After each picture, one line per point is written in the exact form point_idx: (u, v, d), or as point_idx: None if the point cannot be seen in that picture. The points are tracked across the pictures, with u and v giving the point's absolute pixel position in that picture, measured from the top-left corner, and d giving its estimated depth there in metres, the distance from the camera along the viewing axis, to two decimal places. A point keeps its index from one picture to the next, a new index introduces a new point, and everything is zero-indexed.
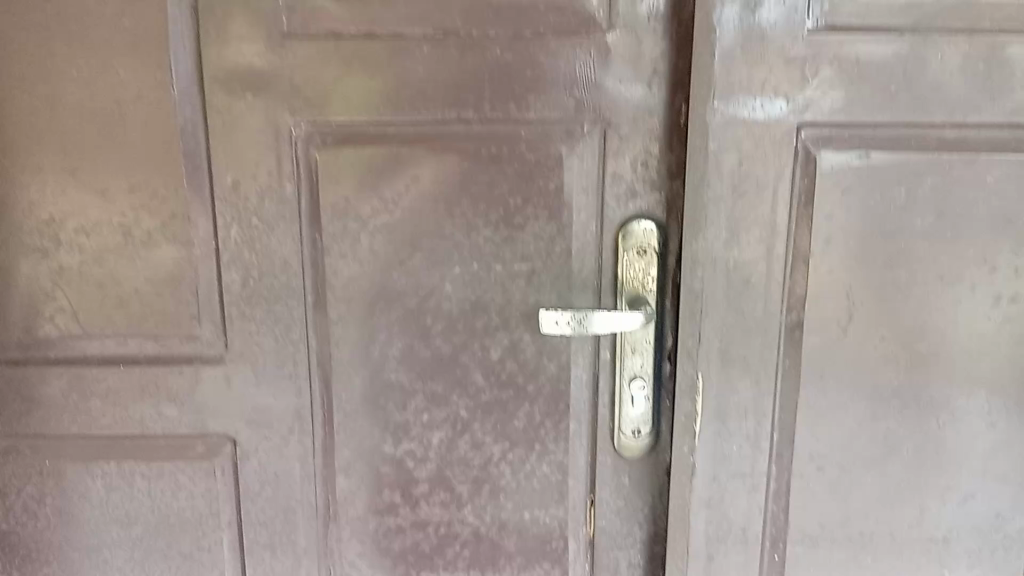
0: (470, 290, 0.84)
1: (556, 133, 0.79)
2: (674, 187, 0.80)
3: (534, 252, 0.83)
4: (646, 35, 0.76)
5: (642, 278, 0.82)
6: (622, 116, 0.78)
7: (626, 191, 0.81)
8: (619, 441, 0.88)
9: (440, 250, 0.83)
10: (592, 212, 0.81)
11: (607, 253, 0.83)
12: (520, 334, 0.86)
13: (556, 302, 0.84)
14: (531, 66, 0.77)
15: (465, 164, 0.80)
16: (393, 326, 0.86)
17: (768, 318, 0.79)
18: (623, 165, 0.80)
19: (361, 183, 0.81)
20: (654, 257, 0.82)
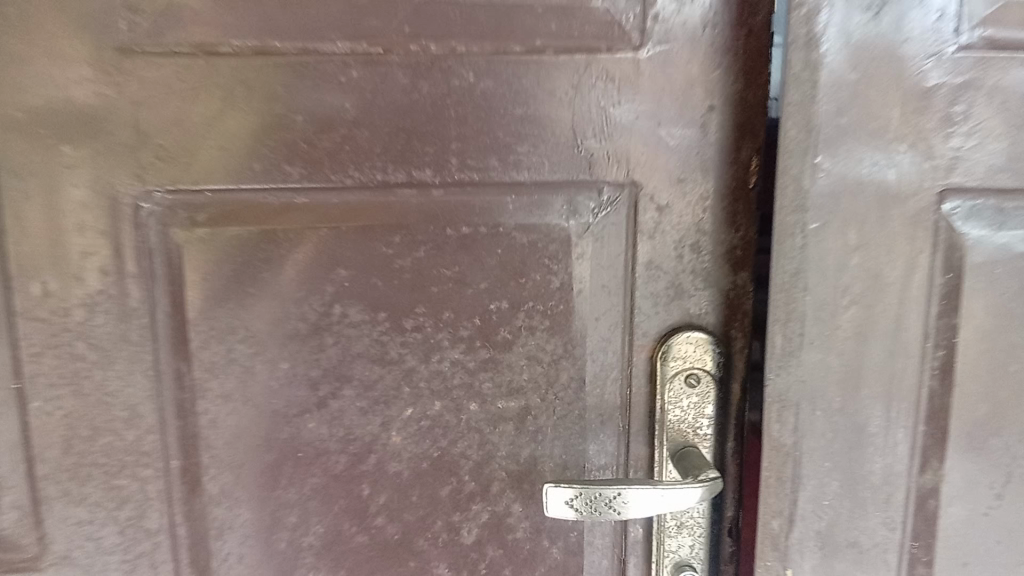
0: (428, 443, 0.55)
1: (560, 202, 0.51)
2: (739, 281, 0.53)
3: (527, 383, 0.54)
4: (699, 53, 0.49)
5: (693, 421, 0.54)
6: (661, 174, 0.51)
7: (668, 290, 0.53)
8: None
9: (382, 386, 0.54)
10: (614, 320, 0.53)
11: (639, 385, 0.54)
12: (506, 505, 0.57)
13: (561, 457, 0.56)
14: (521, 100, 0.50)
15: (419, 251, 0.52)
16: (309, 500, 0.56)
17: (889, 483, 0.52)
18: (662, 250, 0.52)
19: (256, 284, 0.52)
20: (711, 389, 0.53)
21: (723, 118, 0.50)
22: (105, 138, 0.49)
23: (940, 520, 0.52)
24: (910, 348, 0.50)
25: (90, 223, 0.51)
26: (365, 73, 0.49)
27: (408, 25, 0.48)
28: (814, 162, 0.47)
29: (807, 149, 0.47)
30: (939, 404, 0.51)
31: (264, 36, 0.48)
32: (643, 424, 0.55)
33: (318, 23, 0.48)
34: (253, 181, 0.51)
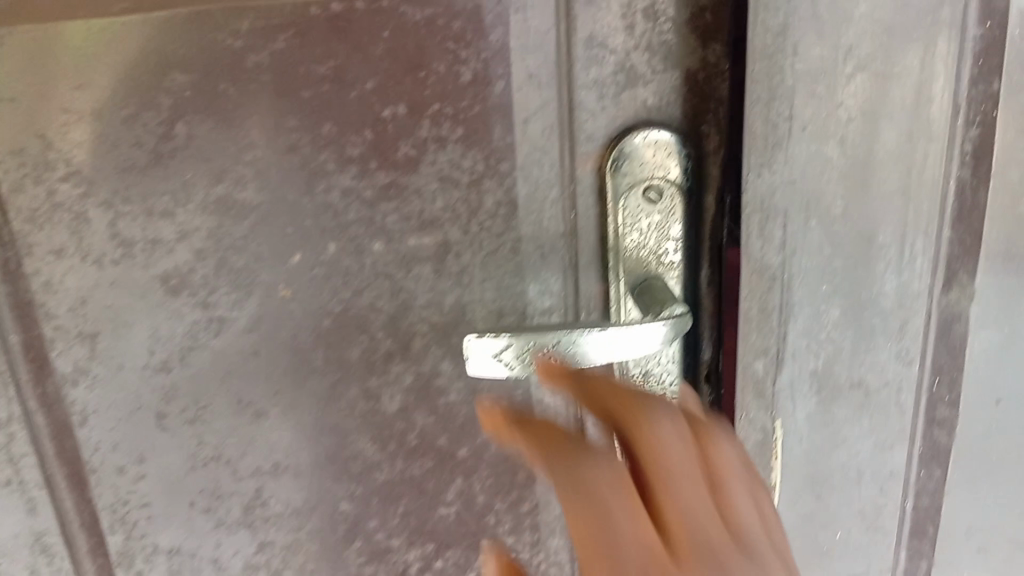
0: (328, 295, 0.44)
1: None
2: (711, 58, 0.40)
3: (444, 211, 0.42)
4: None
5: (656, 247, 0.42)
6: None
7: (617, 75, 0.40)
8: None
9: (258, 227, 0.42)
10: (550, 122, 0.41)
11: (586, 205, 0.42)
12: (433, 363, 0.46)
13: (496, 299, 0.44)
14: None
15: (280, 42, 0.38)
16: (190, 373, 0.45)
17: (904, 307, 0.41)
18: (607, 20, 0.39)
19: (71, 101, 0.39)
20: (677, 202, 0.41)
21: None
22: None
23: (967, 349, 0.42)
24: (933, 133, 0.37)
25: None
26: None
27: None
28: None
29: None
30: (969, 200, 0.39)
31: None
32: (595, 254, 0.43)
33: None
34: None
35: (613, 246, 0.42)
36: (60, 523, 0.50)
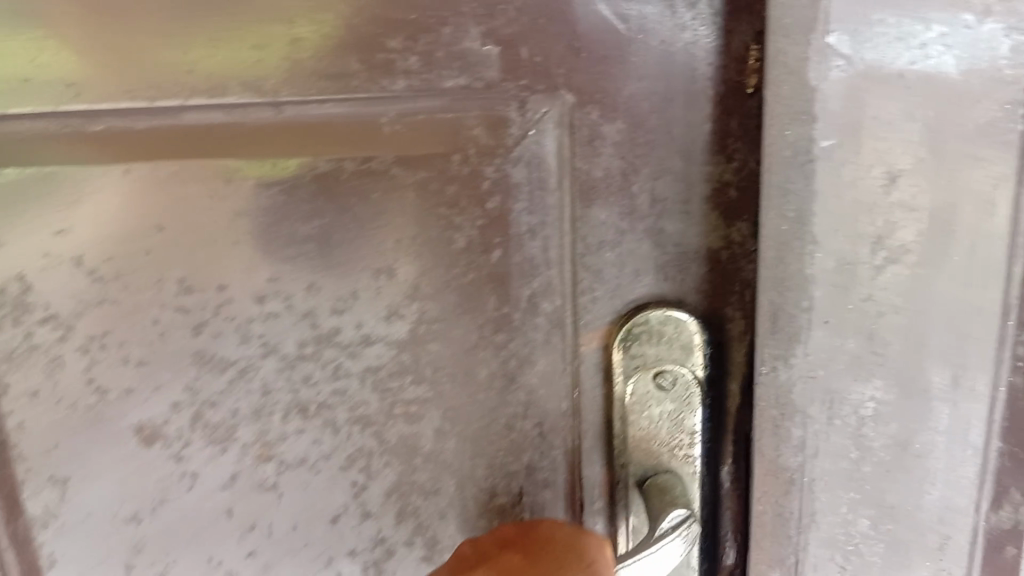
0: (309, 459, 0.40)
1: (465, 122, 0.35)
2: (737, 237, 0.36)
3: (434, 381, 0.39)
4: None
5: (670, 439, 0.38)
6: (616, 81, 0.34)
7: (623, 254, 0.36)
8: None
9: (236, 381, 0.39)
10: (554, 294, 0.37)
11: (591, 383, 0.38)
12: (421, 540, 0.42)
13: (490, 475, 0.40)
14: None
15: (262, 199, 0.36)
16: (163, 529, 0.42)
17: (948, 520, 0.34)
18: (617, 191, 0.35)
19: (49, 246, 0.37)
20: (693, 392, 0.37)
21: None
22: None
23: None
24: (984, 338, 0.31)
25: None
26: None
27: None
28: (820, 39, 0.29)
29: (814, 13, 0.29)
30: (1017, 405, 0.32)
31: None
32: (598, 436, 0.39)
33: None
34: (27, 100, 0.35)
35: (619, 434, 0.39)
36: None
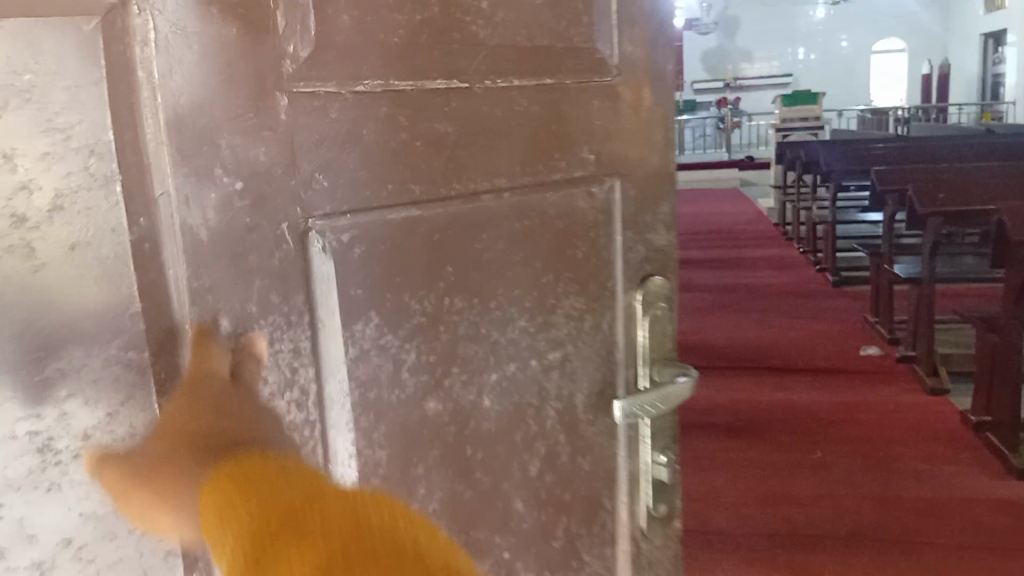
0: (507, 400, 0.79)
1: (579, 189, 0.80)
2: (672, 237, 0.87)
3: (565, 336, 0.82)
4: (649, 87, 0.82)
5: (663, 339, 0.86)
6: (636, 163, 0.83)
7: (644, 245, 0.85)
8: (643, 558, 0.90)
9: (476, 352, 0.77)
10: (617, 268, 0.84)
11: (620, 313, 0.85)
12: (557, 442, 0.84)
13: (591, 392, 0.85)
14: (556, 120, 0.78)
15: (500, 243, 0.77)
16: (430, 467, 0.76)
17: None
18: (637, 216, 0.84)
19: (384, 282, 0.72)
20: (668, 312, 0.87)
21: (664, 122, 0.84)
22: (286, 169, 0.66)
23: None
24: None
25: (269, 249, 0.66)
26: (464, 103, 0.73)
27: (480, 66, 0.73)
28: None
29: None
30: None
31: (385, 79, 0.69)
32: (623, 347, 0.85)
33: (415, 70, 0.70)
34: (382, 203, 0.70)
35: (630, 343, 0.85)
36: None
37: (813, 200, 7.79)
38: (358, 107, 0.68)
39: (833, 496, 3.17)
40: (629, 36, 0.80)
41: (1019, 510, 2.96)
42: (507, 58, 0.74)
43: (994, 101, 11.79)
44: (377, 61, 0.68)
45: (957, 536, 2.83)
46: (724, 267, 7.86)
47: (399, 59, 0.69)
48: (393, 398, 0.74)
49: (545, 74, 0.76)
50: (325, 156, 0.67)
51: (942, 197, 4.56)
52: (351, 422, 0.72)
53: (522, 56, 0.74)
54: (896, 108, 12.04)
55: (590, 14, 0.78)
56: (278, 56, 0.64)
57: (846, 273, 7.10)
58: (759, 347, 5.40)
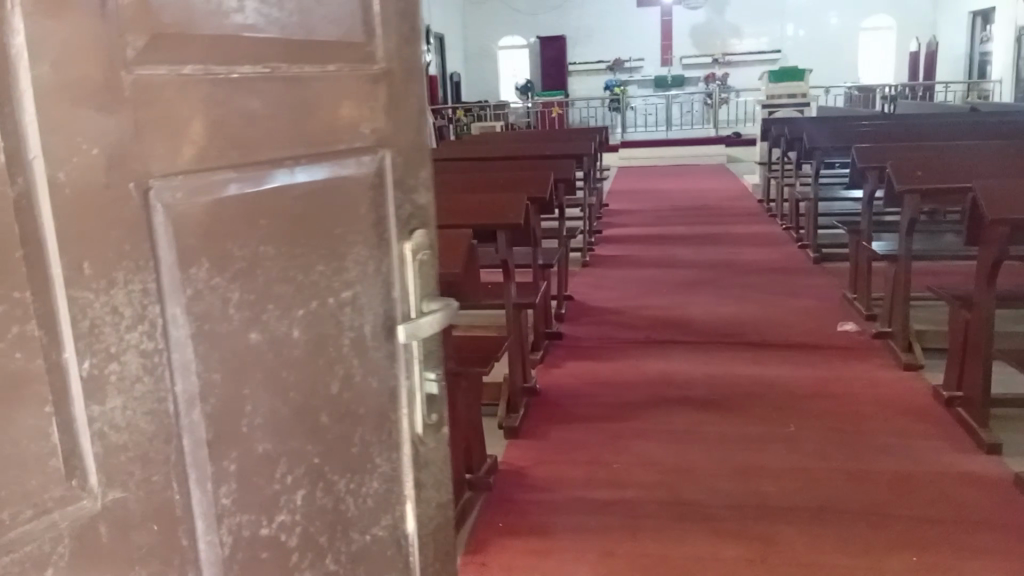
0: (312, 330, 0.99)
1: (356, 155, 1.01)
2: (431, 197, 1.12)
3: (355, 278, 1.02)
4: (409, 77, 1.07)
5: (423, 280, 1.11)
6: (403, 137, 1.07)
7: (410, 201, 1.09)
8: (421, 456, 1.14)
9: (288, 289, 0.96)
10: (392, 221, 1.06)
11: (394, 256, 1.07)
12: (352, 367, 1.03)
13: (376, 322, 1.05)
14: (339, 100, 0.99)
15: (302, 202, 0.96)
16: (252, 386, 0.94)
17: None
18: (404, 178, 1.08)
19: (208, 231, 0.88)
20: (428, 260, 1.11)
21: (421, 105, 1.09)
22: (130, 136, 0.80)
23: None
24: None
25: (125, 207, 0.80)
26: (269, 86, 0.91)
27: (281, 56, 0.92)
28: None
29: None
30: None
31: (206, 66, 0.86)
32: (398, 286, 1.08)
33: (226, 57, 0.87)
34: (210, 169, 0.87)
35: (410, 285, 1.09)
36: (195, 495, 0.90)
37: (796, 178, 7.95)
38: (188, 88, 0.85)
39: (804, 484, 3.44)
40: (391, 34, 1.03)
41: (971, 502, 3.25)
42: (301, 48, 0.94)
43: (980, 81, 11.98)
44: (198, 52, 0.85)
45: (912, 524, 3.12)
46: (706, 243, 8.04)
47: (213, 47, 0.86)
48: (222, 330, 0.91)
49: (330, 63, 0.97)
50: (162, 126, 0.83)
51: (920, 173, 4.67)
52: (191, 352, 0.88)
53: (308, 49, 0.95)
54: (882, 87, 12.20)
55: (361, 19, 1.01)
56: (121, 45, 0.79)
57: (825, 251, 7.28)
58: (739, 323, 5.60)
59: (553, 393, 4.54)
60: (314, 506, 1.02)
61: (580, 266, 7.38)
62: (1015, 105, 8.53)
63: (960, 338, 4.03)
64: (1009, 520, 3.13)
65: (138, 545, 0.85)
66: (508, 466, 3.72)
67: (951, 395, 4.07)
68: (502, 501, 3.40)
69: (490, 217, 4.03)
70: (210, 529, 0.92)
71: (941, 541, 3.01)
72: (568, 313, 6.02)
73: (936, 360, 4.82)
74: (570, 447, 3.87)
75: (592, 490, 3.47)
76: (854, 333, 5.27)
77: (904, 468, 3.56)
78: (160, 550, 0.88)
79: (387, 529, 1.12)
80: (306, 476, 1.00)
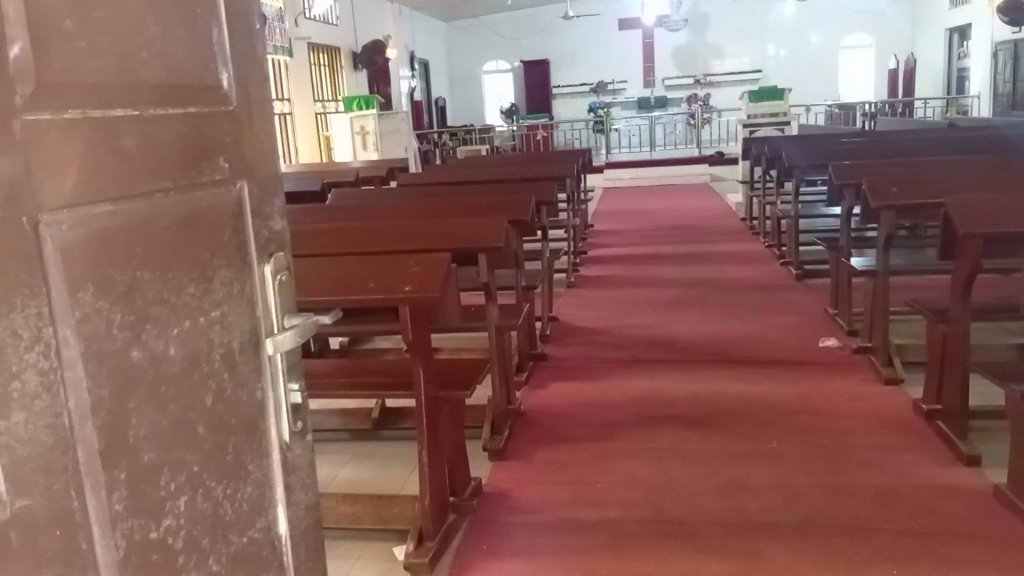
0: (186, 346, 1.08)
1: (217, 188, 1.13)
2: (283, 222, 1.26)
3: (222, 298, 1.13)
4: (259, 117, 1.20)
5: (284, 300, 1.25)
6: (256, 170, 1.20)
7: (265, 228, 1.22)
8: (289, 461, 1.26)
9: (165, 309, 1.04)
10: (253, 246, 1.19)
11: (257, 277, 1.20)
12: (223, 379, 1.14)
13: (242, 336, 1.17)
14: (201, 137, 1.10)
15: (172, 229, 1.05)
16: (138, 400, 1.01)
17: None
18: (259, 207, 1.21)
19: (93, 258, 0.95)
20: (287, 282, 1.26)
21: (270, 141, 1.23)
22: (23, 173, 0.87)
23: None
24: None
25: (21, 239, 0.86)
26: (139, 125, 1.00)
27: (149, 98, 1.02)
28: None
29: None
30: None
31: (85, 108, 0.94)
32: (262, 306, 1.21)
33: (102, 99, 0.96)
34: (92, 200, 0.95)
35: (271, 306, 1.22)
36: (96, 503, 0.96)
37: (778, 196, 8.05)
38: (72, 128, 0.92)
39: (786, 501, 3.47)
40: (241, 77, 1.16)
41: (952, 515, 3.29)
42: (166, 90, 1.04)
43: (960, 96, 12.14)
44: (78, 94, 0.93)
45: (892, 538, 3.15)
46: (690, 262, 8.12)
47: (90, 89, 0.94)
48: (110, 348, 0.97)
49: (191, 105, 1.08)
50: (50, 163, 0.90)
51: (895, 191, 4.70)
52: (83, 371, 0.94)
53: (174, 92, 1.06)
54: (863, 104, 12.37)
55: (211, 62, 1.12)
56: (11, 93, 0.86)
57: (808, 267, 7.35)
58: (722, 341, 5.68)
59: (537, 413, 4.59)
60: (196, 511, 1.10)
61: (566, 287, 7.45)
62: (992, 119, 8.70)
63: (938, 351, 4.09)
64: (984, 530, 3.17)
65: (44, 550, 0.90)
66: (492, 488, 3.75)
67: (930, 408, 4.16)
68: (485, 523, 3.44)
69: (471, 238, 4.07)
70: (107, 534, 0.97)
71: (919, 554, 3.04)
72: (552, 334, 6.08)
73: (916, 373, 4.90)
74: (554, 467, 3.91)
75: (576, 510, 3.50)
76: (836, 349, 5.35)
77: (884, 481, 3.60)
78: (62, 555, 0.92)
79: (262, 532, 1.22)
80: (187, 482, 1.08)
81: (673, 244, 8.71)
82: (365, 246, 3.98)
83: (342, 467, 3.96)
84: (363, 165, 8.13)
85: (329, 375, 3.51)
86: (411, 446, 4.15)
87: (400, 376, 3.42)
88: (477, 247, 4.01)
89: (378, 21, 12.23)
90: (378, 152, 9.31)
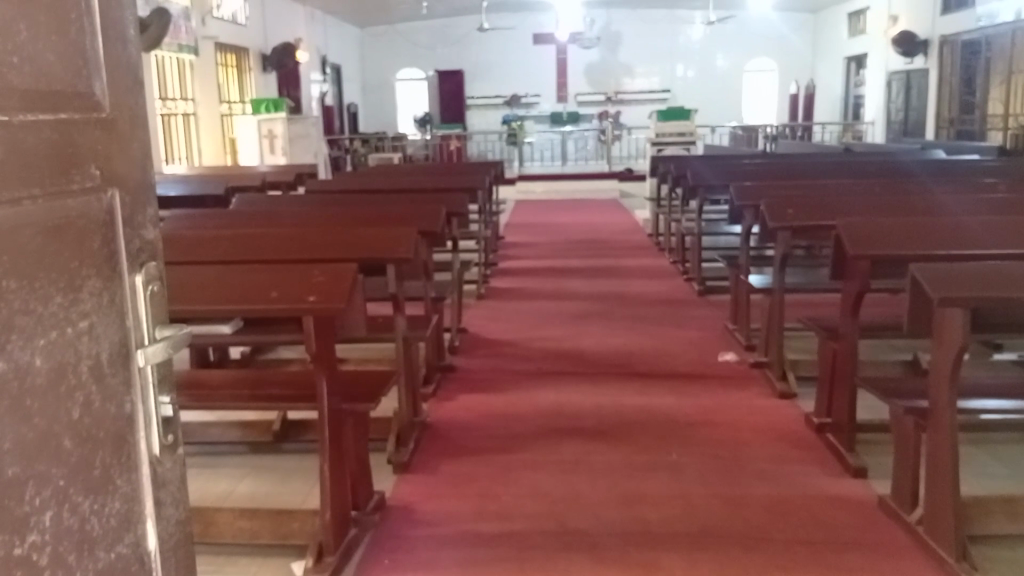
0: (53, 358, 1.05)
1: (89, 195, 1.12)
2: (154, 233, 1.26)
3: (92, 309, 1.12)
4: (133, 124, 1.20)
5: (156, 312, 1.24)
6: (127, 178, 1.19)
7: (137, 238, 1.21)
8: (159, 475, 1.25)
9: (31, 320, 1.01)
10: (125, 256, 1.19)
11: (127, 288, 1.19)
12: (91, 391, 1.12)
13: (111, 348, 1.15)
14: (70, 144, 1.08)
15: (40, 236, 1.03)
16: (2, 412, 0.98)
17: None
18: (132, 216, 1.20)
19: None
20: (159, 294, 1.25)
21: (142, 150, 1.22)
22: None
23: None
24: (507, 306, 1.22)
25: None
26: (7, 132, 0.98)
27: (18, 102, 1.00)
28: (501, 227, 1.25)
29: None
30: None
31: None
32: (133, 317, 1.19)
33: None
34: None
35: (142, 314, 1.21)
36: None
37: (684, 213, 8.27)
38: None
39: (684, 513, 3.56)
40: (114, 84, 1.15)
41: (839, 525, 3.43)
42: (35, 94, 1.02)
43: (855, 122, 12.70)
44: None
45: (783, 547, 3.27)
46: (598, 275, 8.24)
47: None
48: None
49: (61, 112, 1.06)
50: None
51: (792, 212, 4.90)
52: None
53: (44, 98, 1.04)
54: (765, 127, 12.87)
55: (84, 69, 1.11)
56: None
57: (710, 283, 7.56)
58: (626, 355, 5.78)
59: (441, 424, 4.59)
60: (62, 526, 1.06)
61: (475, 298, 7.46)
62: (882, 146, 9.17)
63: (828, 367, 4.26)
64: (868, 540, 3.32)
65: None
66: (396, 501, 3.73)
67: (821, 422, 4.33)
68: (387, 537, 3.42)
69: (378, 247, 4.05)
70: None
71: (808, 564, 3.15)
72: (460, 345, 6.07)
73: (808, 388, 5.09)
74: (458, 480, 3.91)
75: (481, 522, 3.52)
76: (735, 363, 5.53)
77: (776, 493, 3.73)
78: None
79: (131, 547, 1.20)
80: (53, 497, 1.05)
81: (581, 259, 8.83)
82: (270, 254, 3.92)
83: (241, 482, 3.87)
84: (271, 170, 7.97)
85: (228, 387, 3.42)
86: (312, 458, 4.09)
87: (302, 388, 3.35)
88: (384, 257, 3.99)
89: (289, 24, 12.02)
90: (286, 157, 9.13)
